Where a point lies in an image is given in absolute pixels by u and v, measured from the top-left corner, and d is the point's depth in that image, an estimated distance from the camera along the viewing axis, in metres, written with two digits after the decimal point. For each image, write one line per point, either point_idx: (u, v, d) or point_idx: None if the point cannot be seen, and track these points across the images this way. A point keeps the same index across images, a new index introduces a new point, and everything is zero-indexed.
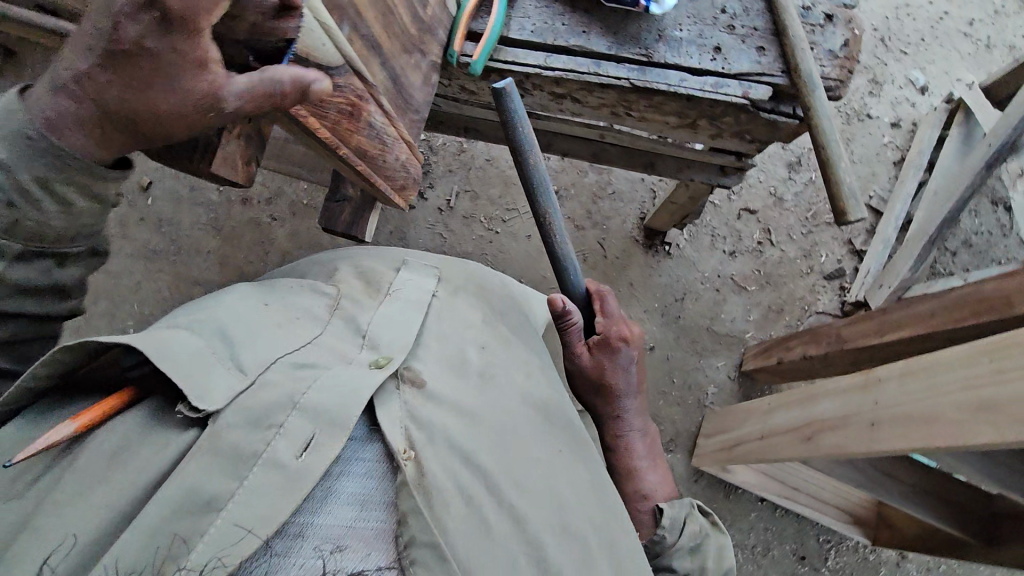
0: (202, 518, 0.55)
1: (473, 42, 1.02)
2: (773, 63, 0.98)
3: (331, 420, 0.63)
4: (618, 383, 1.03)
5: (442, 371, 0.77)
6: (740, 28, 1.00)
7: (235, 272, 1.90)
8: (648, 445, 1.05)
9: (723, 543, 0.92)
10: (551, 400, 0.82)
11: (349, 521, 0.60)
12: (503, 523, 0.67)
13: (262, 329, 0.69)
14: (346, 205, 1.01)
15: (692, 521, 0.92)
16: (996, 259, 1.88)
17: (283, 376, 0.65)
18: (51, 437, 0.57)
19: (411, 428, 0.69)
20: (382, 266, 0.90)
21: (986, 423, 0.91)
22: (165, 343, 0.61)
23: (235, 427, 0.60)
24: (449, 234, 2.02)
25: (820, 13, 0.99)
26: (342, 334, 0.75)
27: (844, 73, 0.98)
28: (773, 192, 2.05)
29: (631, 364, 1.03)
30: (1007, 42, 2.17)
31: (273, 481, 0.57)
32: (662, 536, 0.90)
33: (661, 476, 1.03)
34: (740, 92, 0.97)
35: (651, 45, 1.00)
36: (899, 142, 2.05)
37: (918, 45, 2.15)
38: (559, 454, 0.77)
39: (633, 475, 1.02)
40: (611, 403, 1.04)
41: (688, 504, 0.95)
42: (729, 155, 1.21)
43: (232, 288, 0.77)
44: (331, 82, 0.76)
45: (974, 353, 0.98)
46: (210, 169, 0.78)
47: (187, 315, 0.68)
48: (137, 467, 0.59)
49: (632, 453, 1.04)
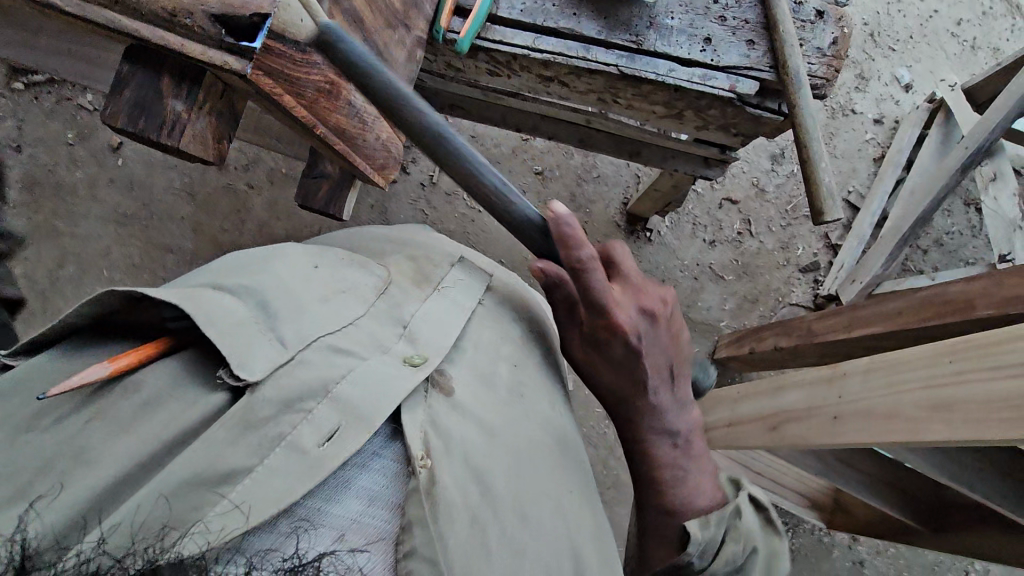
0: (215, 488, 0.60)
1: (460, 19, 0.99)
2: (761, 57, 0.98)
3: (359, 416, 0.68)
4: (625, 382, 0.83)
5: (472, 381, 0.83)
6: (731, 19, 0.99)
7: (210, 240, 1.86)
8: (685, 446, 0.86)
9: (778, 554, 0.82)
10: (568, 432, 0.87)
11: (355, 513, 0.63)
12: (503, 548, 0.70)
13: (309, 304, 0.75)
14: (325, 182, 0.98)
15: (737, 538, 0.80)
16: (964, 260, 1.93)
17: (320, 357, 0.71)
18: (85, 377, 0.61)
19: (431, 436, 0.73)
20: (437, 263, 0.96)
21: (943, 422, 0.95)
22: (208, 308, 0.67)
23: (267, 404, 0.65)
24: (431, 210, 2.00)
25: (811, 9, 0.98)
26: (382, 319, 0.81)
27: (831, 71, 0.98)
28: (756, 183, 2.06)
29: (635, 358, 0.81)
30: (992, 44, 2.19)
31: (292, 464, 0.62)
32: (689, 558, 0.78)
33: (704, 482, 0.85)
34: (727, 86, 0.97)
35: (642, 32, 0.99)
36: (881, 140, 2.08)
37: (906, 43, 2.16)
38: (566, 491, 0.80)
39: (656, 487, 0.84)
40: (627, 406, 0.84)
41: (735, 516, 0.81)
42: (714, 148, 1.22)
43: (282, 246, 0.82)
44: (307, 58, 0.74)
45: (937, 354, 1.01)
46: (178, 145, 0.75)
47: (232, 277, 0.74)
48: (163, 425, 0.63)
49: (664, 463, 0.85)
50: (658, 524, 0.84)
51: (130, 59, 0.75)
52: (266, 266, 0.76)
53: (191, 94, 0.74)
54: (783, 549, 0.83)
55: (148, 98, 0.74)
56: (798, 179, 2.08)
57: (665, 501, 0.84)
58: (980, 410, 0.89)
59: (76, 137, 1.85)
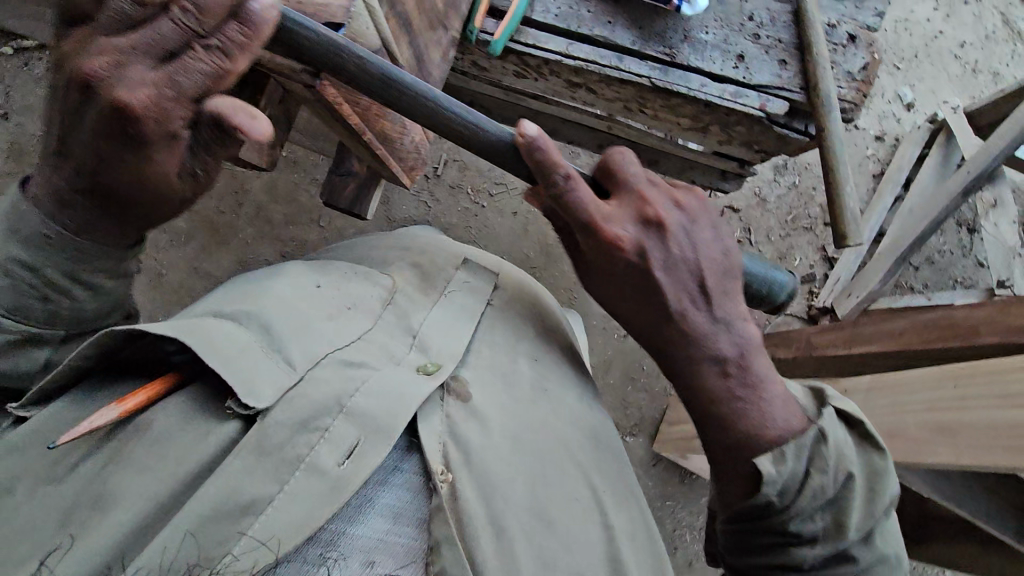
0: (239, 520, 0.62)
1: (494, 19, 0.97)
2: (792, 78, 0.98)
3: (377, 429, 0.69)
4: (645, 304, 0.79)
5: (494, 380, 0.82)
6: (765, 38, 0.99)
7: (205, 222, 1.82)
8: (743, 368, 0.79)
9: (880, 478, 0.77)
10: (599, 424, 0.87)
11: (381, 532, 0.67)
12: (532, 559, 0.72)
13: (316, 322, 0.76)
14: (351, 180, 0.99)
15: (828, 467, 0.75)
16: (953, 279, 1.98)
17: (333, 373, 0.72)
18: (96, 421, 0.62)
19: (450, 446, 0.74)
20: (445, 266, 0.94)
21: (948, 445, 0.98)
22: (214, 335, 0.69)
23: (281, 428, 0.66)
24: (434, 202, 1.98)
25: (844, 33, 0.99)
26: (393, 331, 0.82)
27: (859, 96, 0.99)
28: (757, 193, 2.08)
29: (644, 272, 0.77)
30: (992, 69, 2.23)
31: (314, 487, 0.64)
32: (766, 496, 0.74)
33: (781, 406, 0.78)
34: (757, 105, 0.97)
35: (676, 45, 0.98)
36: (881, 156, 2.11)
37: (911, 61, 2.19)
38: (603, 489, 0.81)
39: (728, 429, 0.78)
40: (665, 339, 0.80)
41: (822, 444, 0.76)
42: (732, 161, 1.22)
43: (286, 268, 0.85)
44: None
45: (937, 376, 1.04)
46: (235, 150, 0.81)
47: (238, 303, 0.75)
48: (176, 458, 0.65)
49: (722, 395, 0.78)
50: (728, 473, 0.79)
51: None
52: (263, 292, 0.78)
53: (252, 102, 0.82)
54: (885, 470, 0.77)
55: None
56: (798, 191, 2.10)
57: (734, 436, 0.78)
58: (984, 437, 0.91)
59: None
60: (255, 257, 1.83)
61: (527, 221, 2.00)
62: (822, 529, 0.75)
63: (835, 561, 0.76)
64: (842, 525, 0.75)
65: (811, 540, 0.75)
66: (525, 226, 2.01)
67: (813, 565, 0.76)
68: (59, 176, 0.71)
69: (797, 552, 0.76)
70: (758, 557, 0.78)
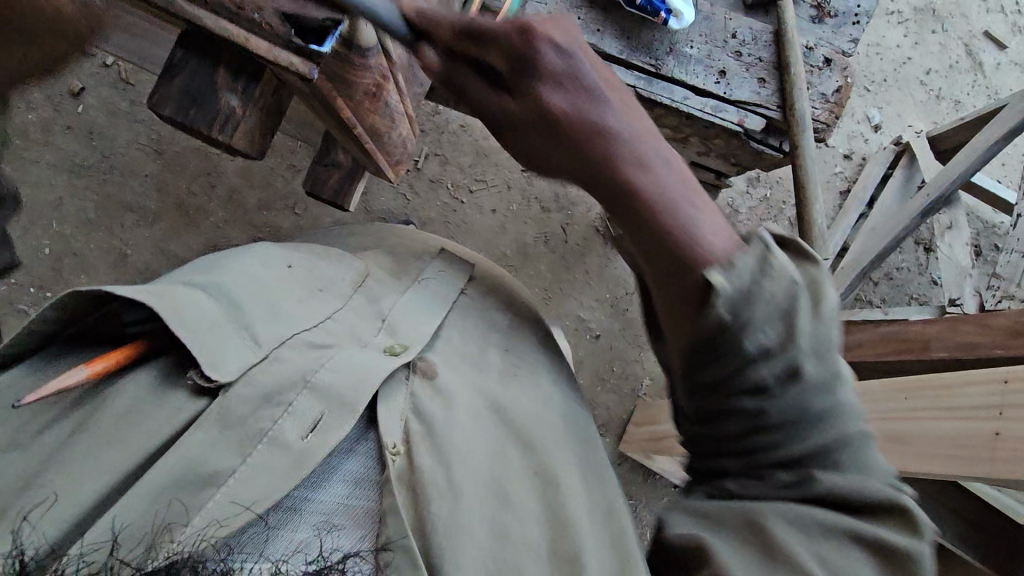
0: (203, 491, 0.64)
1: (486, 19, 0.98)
2: (770, 96, 1.01)
3: (337, 403, 0.72)
4: (575, 103, 0.64)
5: (462, 363, 0.89)
6: (746, 55, 1.02)
7: (176, 204, 1.79)
8: (674, 182, 0.62)
9: (817, 283, 0.58)
10: (566, 406, 0.90)
11: (341, 498, 0.69)
12: (484, 529, 0.73)
13: (284, 304, 0.79)
14: (336, 171, 1.01)
15: (777, 277, 0.57)
16: (909, 295, 2.07)
17: (296, 353, 0.75)
18: (64, 382, 0.64)
19: (411, 421, 0.79)
20: (421, 255, 1.01)
21: (894, 454, 1.04)
22: (183, 306, 0.69)
23: (244, 402, 0.69)
24: (412, 195, 1.98)
25: (820, 56, 1.03)
26: (364, 314, 0.87)
27: (832, 117, 1.02)
28: (730, 203, 2.15)
29: (563, 60, 0.64)
30: (955, 96, 2.33)
31: (280, 458, 0.67)
32: (716, 315, 0.56)
33: (713, 220, 0.61)
34: (736, 120, 1.01)
35: (661, 57, 1.01)
36: (849, 174, 2.20)
37: (880, 85, 2.28)
38: (563, 464, 0.82)
39: (655, 240, 0.61)
40: (581, 149, 0.63)
41: (765, 249, 0.58)
42: (710, 173, 1.27)
43: (256, 245, 0.86)
44: (363, 61, 0.84)
45: (890, 388, 1.10)
46: (230, 140, 0.84)
47: (206, 275, 0.76)
48: (147, 432, 0.66)
49: (662, 208, 0.61)
50: (679, 314, 0.60)
51: (186, 48, 0.82)
52: (232, 264, 0.80)
53: (247, 90, 0.84)
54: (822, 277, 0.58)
55: (200, 92, 0.82)
56: (769, 204, 2.17)
57: (671, 248, 0.60)
58: (933, 445, 0.98)
59: None
60: (225, 241, 1.79)
61: (505, 219, 2.02)
62: (774, 343, 0.56)
63: (789, 388, 0.57)
64: (795, 335, 0.56)
65: (763, 359, 0.57)
66: (503, 224, 2.02)
67: (773, 392, 0.57)
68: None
69: (748, 378, 0.57)
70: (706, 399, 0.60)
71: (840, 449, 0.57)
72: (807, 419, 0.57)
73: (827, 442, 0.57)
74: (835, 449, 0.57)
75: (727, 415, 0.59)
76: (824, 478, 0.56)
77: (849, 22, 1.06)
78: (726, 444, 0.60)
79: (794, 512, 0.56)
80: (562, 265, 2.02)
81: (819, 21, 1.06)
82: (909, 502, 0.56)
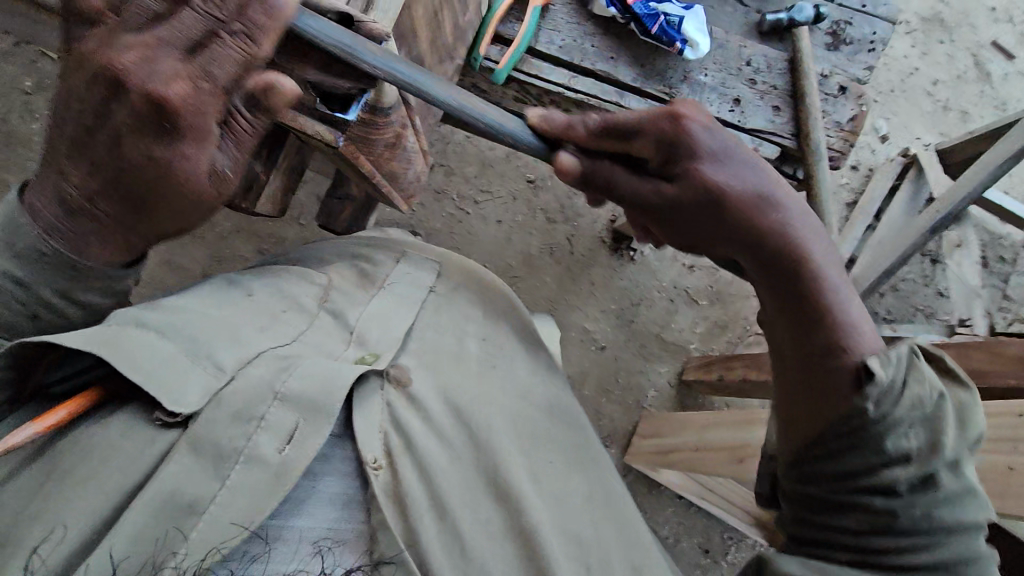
0: (185, 518, 0.65)
1: (499, 47, 0.98)
2: (784, 124, 1.01)
3: (314, 409, 0.73)
4: (774, 217, 0.72)
5: (439, 364, 0.88)
6: (760, 83, 1.02)
7: None
8: (838, 279, 0.75)
9: (966, 411, 0.71)
10: (547, 399, 0.90)
11: (329, 521, 0.72)
12: (472, 530, 0.76)
13: (244, 328, 0.79)
14: (348, 203, 1.05)
15: (925, 387, 0.69)
16: (914, 307, 2.07)
17: (266, 368, 0.75)
18: (12, 440, 0.63)
19: (389, 433, 0.79)
20: (385, 257, 0.97)
21: None
22: (137, 348, 0.69)
23: (214, 426, 0.70)
24: (417, 206, 1.97)
25: (835, 84, 1.02)
26: (331, 330, 0.86)
27: (846, 145, 1.01)
28: None
29: (752, 175, 0.73)
30: (962, 107, 2.31)
31: (258, 479, 0.68)
32: (865, 406, 0.69)
33: (860, 313, 0.75)
34: (751, 148, 0.99)
35: (675, 85, 1.00)
36: (855, 185, 2.19)
37: (887, 95, 2.27)
38: (542, 458, 0.84)
39: (815, 328, 0.74)
40: (762, 250, 0.74)
41: (909, 360, 0.71)
42: None
43: (214, 280, 0.86)
44: (383, 120, 0.82)
45: None
46: (253, 204, 0.86)
47: (156, 307, 0.75)
48: (121, 465, 0.67)
49: (826, 301, 0.74)
50: (821, 398, 0.73)
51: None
52: (187, 297, 0.80)
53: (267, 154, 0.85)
54: (970, 407, 0.71)
55: None
56: None
57: (828, 340, 0.73)
58: None
59: (38, 87, 1.73)
60: (229, 253, 1.78)
61: (511, 230, 2.01)
62: (915, 447, 0.68)
63: (920, 490, 0.68)
64: (938, 442, 0.68)
65: (902, 460, 0.68)
66: (508, 235, 2.02)
67: (902, 493, 0.68)
68: (69, 182, 0.72)
69: (884, 477, 0.68)
70: (829, 487, 0.71)
71: (969, 560, 0.67)
72: (937, 524, 0.67)
73: (944, 550, 0.67)
74: (969, 558, 0.67)
75: (857, 507, 0.69)
76: (955, 570, 0.66)
77: (864, 50, 1.05)
78: (826, 531, 0.71)
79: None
80: (567, 277, 2.02)
81: (834, 49, 1.05)
82: None
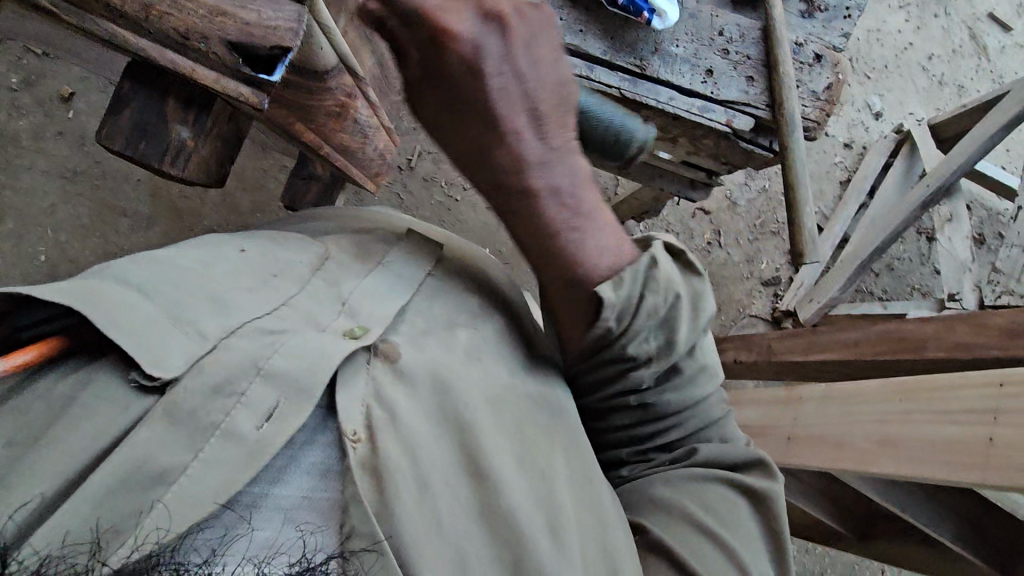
0: (151, 488, 0.55)
1: None
2: (759, 95, 0.99)
3: (298, 387, 0.62)
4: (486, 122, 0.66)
5: (425, 342, 0.74)
6: (733, 53, 1.00)
7: (169, 208, 1.78)
8: (569, 204, 0.68)
9: (697, 299, 0.72)
10: (543, 390, 0.76)
11: (305, 492, 0.61)
12: (455, 516, 0.64)
13: (231, 292, 0.67)
14: (314, 184, 1.07)
15: (657, 285, 0.68)
16: (910, 286, 2.04)
17: (250, 342, 0.63)
18: None
19: (372, 408, 0.66)
20: (378, 235, 0.87)
21: (888, 455, 1.02)
22: (105, 301, 0.59)
23: (193, 393, 0.58)
24: (406, 195, 1.95)
25: (810, 53, 1.01)
26: (322, 300, 0.73)
27: (823, 115, 1.00)
28: (727, 195, 2.11)
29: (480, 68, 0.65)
30: (958, 82, 2.27)
31: (231, 450, 0.58)
32: (606, 325, 0.68)
33: (605, 241, 0.69)
34: (724, 120, 0.98)
35: (646, 57, 0.98)
36: (848, 163, 2.16)
37: (881, 71, 2.23)
38: (534, 444, 0.72)
39: (552, 252, 0.68)
40: (485, 160, 0.67)
41: (647, 264, 0.69)
42: (702, 171, 1.26)
43: (207, 239, 0.76)
44: (323, 86, 0.84)
45: (888, 391, 1.09)
46: (183, 173, 0.82)
47: (131, 263, 0.65)
48: (90, 432, 0.56)
49: (557, 234, 0.68)
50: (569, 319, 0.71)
51: (134, 79, 0.79)
52: (167, 252, 0.69)
53: (198, 124, 0.81)
54: (704, 291, 0.73)
55: (150, 125, 0.79)
56: (768, 196, 2.14)
57: (566, 273, 0.68)
58: (928, 451, 0.96)
59: (22, 83, 1.72)
60: None
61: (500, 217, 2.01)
62: (654, 351, 0.71)
63: (666, 389, 0.75)
64: (672, 341, 0.71)
65: (644, 363, 0.72)
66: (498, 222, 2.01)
67: (650, 392, 0.75)
68: None
69: (630, 380, 0.73)
70: (592, 397, 0.78)
71: (704, 441, 0.77)
72: (678, 407, 0.76)
73: (690, 429, 0.76)
74: (706, 436, 0.77)
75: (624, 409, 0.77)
76: (703, 451, 0.77)
77: (839, 17, 1.04)
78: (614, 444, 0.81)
79: (678, 474, 0.76)
80: None
81: (809, 16, 1.03)
82: (771, 467, 0.76)
